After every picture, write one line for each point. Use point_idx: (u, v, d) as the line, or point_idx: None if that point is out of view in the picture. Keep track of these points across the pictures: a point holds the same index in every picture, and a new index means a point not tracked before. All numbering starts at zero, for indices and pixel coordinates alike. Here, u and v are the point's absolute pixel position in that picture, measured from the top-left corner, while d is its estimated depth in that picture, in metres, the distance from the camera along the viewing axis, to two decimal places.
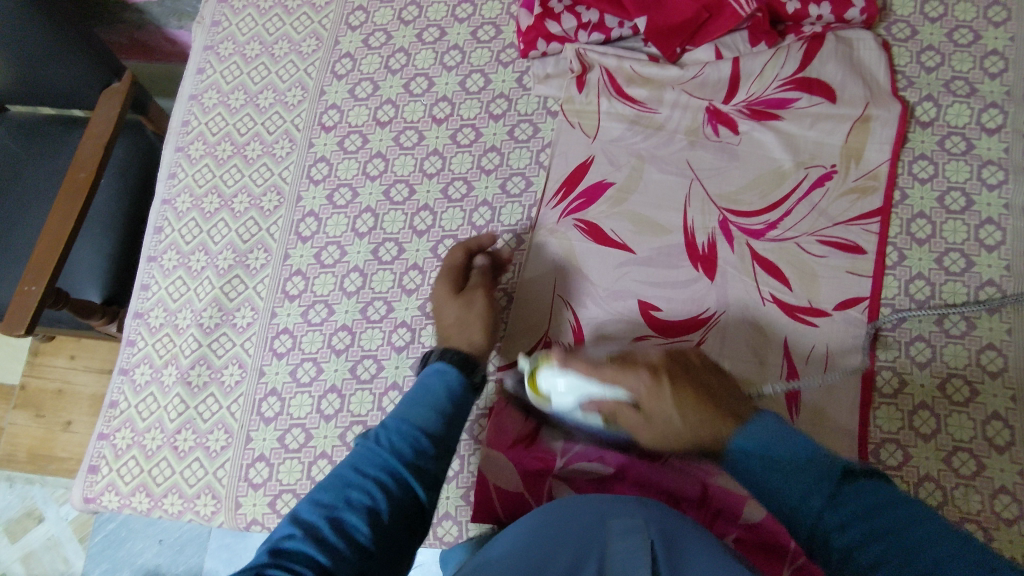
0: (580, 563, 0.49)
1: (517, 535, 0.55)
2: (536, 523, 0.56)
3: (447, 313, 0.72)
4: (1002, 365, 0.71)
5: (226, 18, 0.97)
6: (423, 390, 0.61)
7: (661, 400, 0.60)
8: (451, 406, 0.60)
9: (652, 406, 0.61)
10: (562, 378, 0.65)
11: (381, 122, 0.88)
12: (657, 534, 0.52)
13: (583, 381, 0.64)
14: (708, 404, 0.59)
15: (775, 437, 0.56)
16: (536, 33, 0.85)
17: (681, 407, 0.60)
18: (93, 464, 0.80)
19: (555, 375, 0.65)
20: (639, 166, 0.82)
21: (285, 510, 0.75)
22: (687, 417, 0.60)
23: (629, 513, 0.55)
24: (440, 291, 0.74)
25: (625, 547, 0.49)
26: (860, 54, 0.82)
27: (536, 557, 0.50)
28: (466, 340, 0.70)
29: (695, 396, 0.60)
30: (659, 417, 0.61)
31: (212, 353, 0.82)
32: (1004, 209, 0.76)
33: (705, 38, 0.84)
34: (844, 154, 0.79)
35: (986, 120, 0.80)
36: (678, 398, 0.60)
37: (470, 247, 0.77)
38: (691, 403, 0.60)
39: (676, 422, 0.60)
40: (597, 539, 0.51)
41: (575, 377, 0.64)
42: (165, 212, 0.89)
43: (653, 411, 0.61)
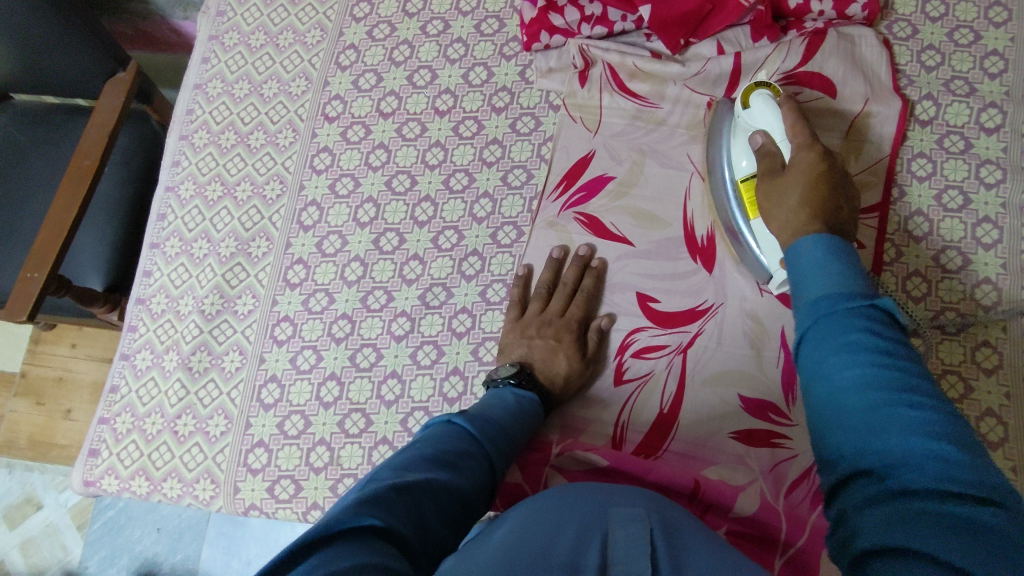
0: (582, 545, 0.49)
1: (518, 516, 0.55)
2: (536, 507, 0.56)
3: (572, 368, 0.73)
4: (997, 362, 0.72)
5: (231, 9, 0.98)
6: (507, 399, 0.67)
7: (803, 175, 0.63)
8: (524, 412, 0.66)
9: (796, 174, 0.64)
10: (767, 114, 0.69)
11: (384, 113, 0.89)
12: (657, 525, 0.52)
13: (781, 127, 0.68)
14: (823, 207, 0.61)
15: (831, 276, 0.51)
16: (539, 26, 0.86)
17: (807, 192, 0.62)
18: (93, 448, 0.81)
19: (766, 104, 0.70)
20: (639, 161, 0.82)
21: (283, 496, 0.75)
22: (804, 197, 0.62)
23: (630, 504, 0.55)
24: (569, 339, 0.74)
25: (627, 534, 0.50)
26: (862, 50, 0.83)
27: (538, 539, 0.49)
28: (563, 400, 0.74)
29: (824, 187, 0.63)
30: (788, 186, 0.63)
31: (213, 340, 0.83)
32: (1001, 208, 0.77)
33: (708, 32, 0.84)
34: (844, 150, 0.79)
35: (985, 119, 0.80)
36: (803, 196, 0.62)
37: (597, 280, 0.77)
38: (813, 197, 0.61)
39: (793, 196, 0.62)
40: (598, 524, 0.52)
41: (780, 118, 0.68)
42: (168, 200, 0.90)
43: (795, 167, 0.64)
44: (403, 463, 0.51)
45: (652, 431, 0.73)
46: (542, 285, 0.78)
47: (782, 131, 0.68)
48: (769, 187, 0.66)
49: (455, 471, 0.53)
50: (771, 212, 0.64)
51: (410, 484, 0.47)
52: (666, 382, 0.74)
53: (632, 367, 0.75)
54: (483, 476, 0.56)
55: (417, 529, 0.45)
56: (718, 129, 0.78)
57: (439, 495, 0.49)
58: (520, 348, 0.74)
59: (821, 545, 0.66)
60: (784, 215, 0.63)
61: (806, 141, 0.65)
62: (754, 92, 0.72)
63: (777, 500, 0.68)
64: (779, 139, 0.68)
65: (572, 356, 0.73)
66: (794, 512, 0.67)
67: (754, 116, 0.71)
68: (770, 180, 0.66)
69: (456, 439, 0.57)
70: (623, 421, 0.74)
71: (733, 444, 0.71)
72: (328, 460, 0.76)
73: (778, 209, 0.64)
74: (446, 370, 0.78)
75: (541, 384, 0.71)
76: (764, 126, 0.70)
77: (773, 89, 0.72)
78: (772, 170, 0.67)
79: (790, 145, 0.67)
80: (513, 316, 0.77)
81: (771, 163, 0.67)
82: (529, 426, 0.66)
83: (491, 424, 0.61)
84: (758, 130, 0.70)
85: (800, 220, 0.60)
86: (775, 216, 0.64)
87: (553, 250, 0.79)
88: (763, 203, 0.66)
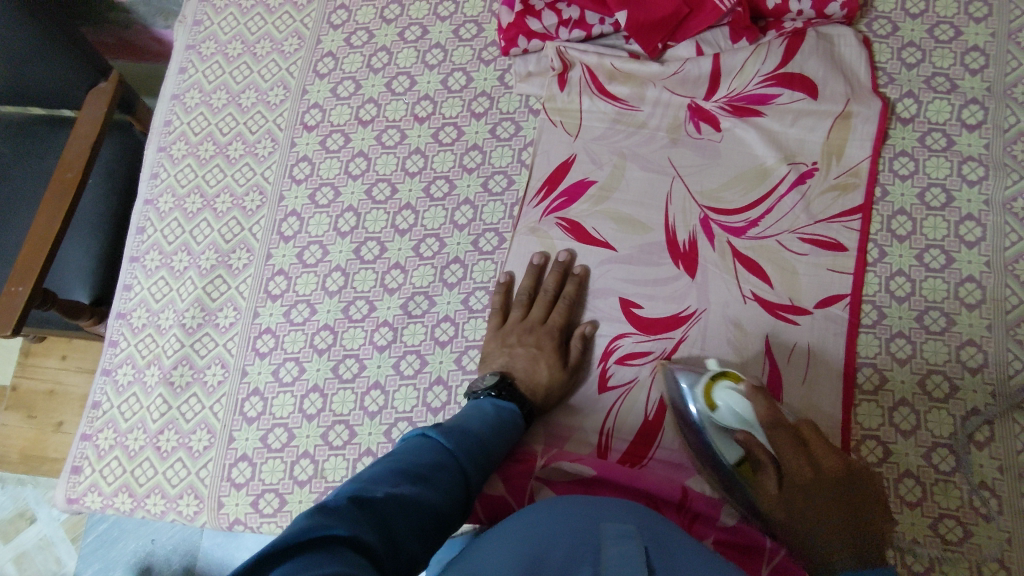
0: (574, 561, 0.48)
1: (505, 534, 0.54)
2: (526, 523, 0.55)
3: (553, 376, 0.73)
4: (981, 361, 0.71)
5: (208, 18, 0.97)
6: (486, 411, 0.66)
7: (813, 476, 0.61)
8: (503, 425, 0.66)
9: (799, 478, 0.61)
10: (743, 407, 0.65)
11: (363, 121, 0.88)
12: (649, 542, 0.52)
13: (752, 417, 0.65)
14: (835, 499, 0.59)
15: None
16: (517, 30, 0.85)
17: (826, 517, 0.59)
18: (76, 465, 0.80)
19: (743, 406, 0.65)
20: (621, 165, 0.82)
21: (268, 510, 0.75)
22: (818, 498, 0.60)
23: (622, 520, 0.55)
24: (550, 347, 0.74)
25: (618, 551, 0.49)
26: (842, 49, 0.82)
27: (529, 556, 0.49)
28: (545, 409, 0.74)
29: (833, 489, 0.60)
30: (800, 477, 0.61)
31: (195, 354, 0.82)
32: (984, 205, 0.77)
33: (687, 34, 0.84)
34: (825, 151, 0.79)
35: (966, 116, 0.80)
36: (821, 502, 0.59)
37: (579, 289, 0.77)
38: (834, 506, 0.59)
39: (811, 515, 0.59)
40: (589, 540, 0.51)
41: (748, 407, 0.65)
42: (147, 213, 0.89)
43: (787, 461, 0.62)
44: (373, 477, 0.50)
45: (637, 439, 0.73)
46: (521, 293, 0.78)
47: (759, 431, 0.65)
48: (771, 499, 0.62)
49: (427, 485, 0.53)
50: (786, 518, 0.61)
51: (378, 499, 0.47)
52: (650, 389, 0.73)
53: (616, 374, 0.74)
54: (458, 490, 0.55)
55: (385, 540, 0.45)
56: (673, 392, 0.70)
57: (410, 509, 0.49)
58: (501, 357, 0.74)
59: None
60: (812, 541, 0.59)
61: (784, 434, 0.63)
62: (714, 388, 0.67)
63: None
64: (758, 435, 0.64)
65: (554, 365, 0.73)
66: None
67: (727, 417, 0.66)
68: (766, 490, 0.62)
69: (429, 453, 0.56)
70: (608, 429, 0.73)
71: None
72: (312, 473, 0.75)
73: (790, 517, 0.61)
74: (429, 380, 0.77)
75: (523, 394, 0.71)
76: (740, 424, 0.65)
77: (731, 374, 0.68)
78: (768, 475, 0.62)
79: (767, 439, 0.64)
80: (494, 326, 0.77)
81: (758, 456, 0.63)
82: (509, 438, 0.66)
83: (468, 437, 0.61)
84: (737, 429, 0.65)
85: (822, 547, 0.58)
86: (796, 526, 0.60)
87: (533, 257, 0.79)
88: (775, 512, 0.62)
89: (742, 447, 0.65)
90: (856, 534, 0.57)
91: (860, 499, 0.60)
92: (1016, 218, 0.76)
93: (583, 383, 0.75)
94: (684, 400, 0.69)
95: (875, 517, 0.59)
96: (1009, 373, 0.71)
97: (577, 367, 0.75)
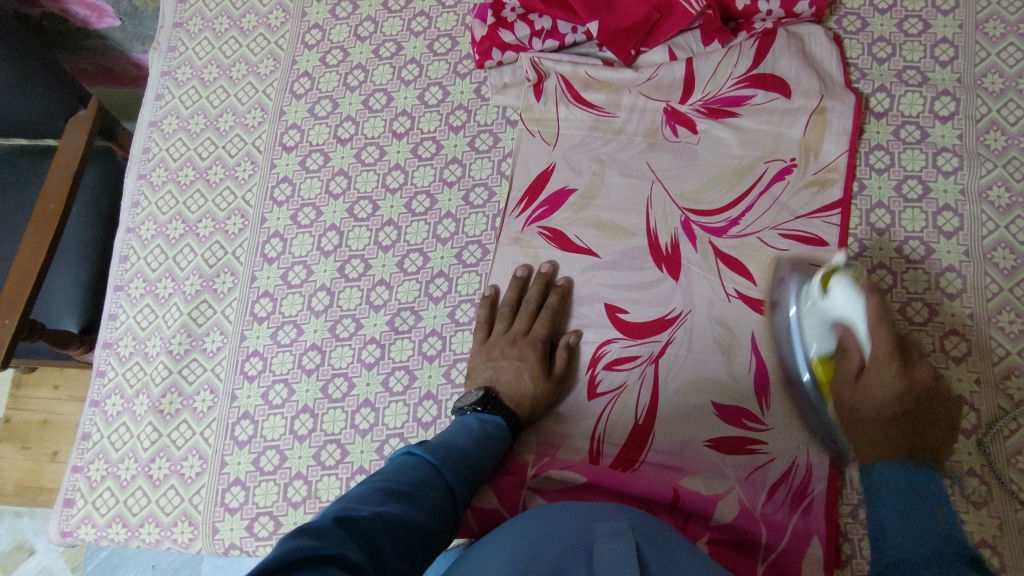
0: (566, 562, 0.49)
1: (493, 541, 0.55)
2: (515, 530, 0.55)
3: (538, 386, 0.73)
4: (965, 349, 0.72)
5: (182, 43, 0.97)
6: (471, 425, 0.67)
7: (886, 391, 0.67)
8: (489, 438, 0.66)
9: (880, 374, 0.67)
10: (856, 308, 0.67)
11: (342, 139, 0.89)
12: (641, 538, 0.53)
13: (863, 315, 0.67)
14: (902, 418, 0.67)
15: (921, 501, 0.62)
16: (490, 43, 0.86)
17: (895, 416, 0.67)
18: (67, 498, 0.80)
19: (856, 304, 0.67)
20: (600, 171, 0.82)
21: (263, 533, 0.75)
22: (887, 415, 0.67)
23: (614, 517, 0.56)
24: (533, 358, 0.74)
25: (611, 549, 0.50)
26: (812, 47, 0.83)
27: (523, 557, 0.50)
28: (533, 419, 0.74)
29: (907, 394, 0.68)
30: (882, 390, 0.67)
31: (183, 380, 0.82)
32: (960, 194, 0.77)
33: (659, 39, 0.84)
34: (802, 148, 0.80)
35: (938, 108, 0.81)
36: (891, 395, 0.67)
37: (563, 296, 0.77)
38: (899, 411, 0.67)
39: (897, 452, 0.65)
40: (583, 540, 0.52)
41: (863, 307, 0.66)
42: (129, 241, 0.89)
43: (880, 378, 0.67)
44: (357, 498, 0.51)
45: (628, 442, 0.73)
46: (505, 304, 0.78)
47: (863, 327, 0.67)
48: (852, 393, 0.69)
49: (411, 502, 0.53)
50: (849, 411, 0.68)
51: (361, 519, 0.47)
52: (638, 393, 0.74)
53: (604, 379, 0.75)
54: (443, 505, 0.56)
55: (371, 558, 0.45)
56: (782, 288, 0.75)
57: (395, 527, 0.49)
58: (487, 370, 0.74)
59: (803, 549, 0.67)
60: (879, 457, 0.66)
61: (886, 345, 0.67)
62: (834, 277, 0.68)
63: (756, 507, 0.68)
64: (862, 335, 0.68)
65: (538, 377, 0.73)
66: (773, 518, 0.68)
67: (838, 309, 0.68)
68: (848, 388, 0.69)
69: (413, 470, 0.57)
70: (598, 435, 0.73)
71: (709, 452, 0.71)
72: (307, 494, 0.75)
73: (854, 423, 0.68)
74: (419, 395, 0.77)
75: (509, 407, 0.71)
76: (845, 318, 0.68)
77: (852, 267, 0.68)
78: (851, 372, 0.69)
79: (873, 350, 0.67)
80: (479, 339, 0.77)
81: (847, 363, 0.69)
82: (496, 451, 0.67)
83: (453, 452, 0.62)
84: (842, 324, 0.69)
85: (879, 445, 0.67)
86: (863, 411, 0.68)
87: (517, 269, 0.79)
88: (842, 404, 0.69)
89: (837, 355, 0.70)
90: (911, 447, 0.66)
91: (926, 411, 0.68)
92: (992, 207, 0.77)
93: (569, 392, 0.76)
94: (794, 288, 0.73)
95: (933, 444, 0.67)
96: (992, 360, 0.72)
97: (562, 377, 0.75)
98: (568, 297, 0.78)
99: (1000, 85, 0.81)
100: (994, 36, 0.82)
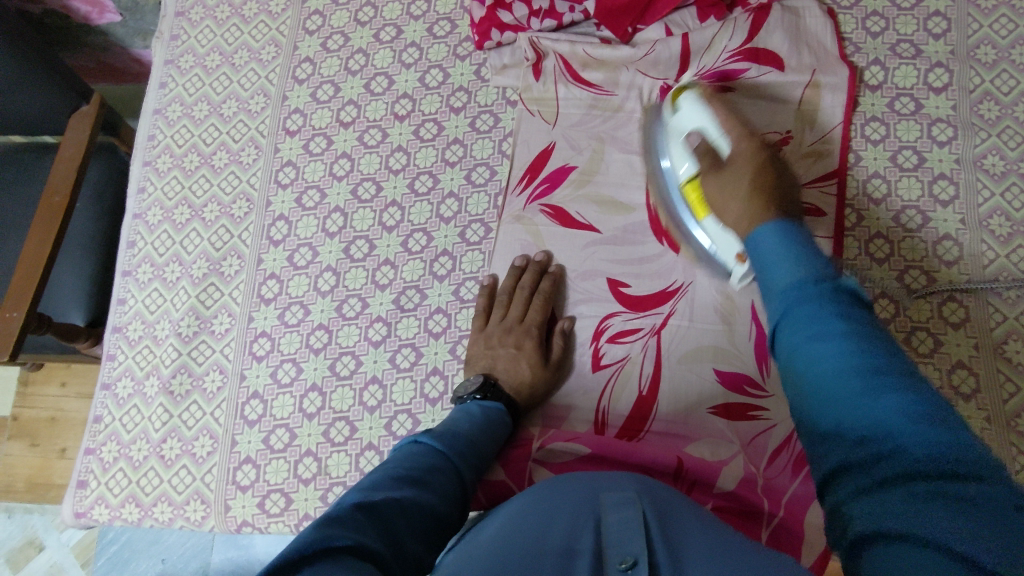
0: (577, 531, 0.50)
1: (507, 514, 0.56)
2: (525, 504, 0.56)
3: (536, 374, 0.74)
4: (963, 315, 0.74)
5: (184, 32, 0.98)
6: (473, 411, 0.68)
7: (747, 167, 0.68)
8: (490, 424, 0.68)
9: (744, 157, 0.68)
10: (698, 113, 0.73)
11: (345, 122, 0.90)
12: (649, 506, 0.53)
13: (711, 119, 0.72)
14: (768, 180, 0.66)
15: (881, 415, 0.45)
16: (489, 23, 0.87)
17: (754, 183, 0.66)
18: (81, 479, 0.81)
19: (699, 107, 0.73)
20: (600, 149, 0.83)
21: (275, 509, 0.76)
22: (751, 195, 0.65)
23: (622, 487, 0.57)
24: (530, 345, 0.75)
25: (619, 516, 0.51)
26: (807, 21, 0.84)
27: (534, 530, 0.51)
28: (533, 405, 0.75)
29: (764, 166, 0.68)
30: (740, 164, 0.68)
31: (193, 361, 0.83)
32: (955, 163, 0.79)
33: (655, 16, 0.85)
34: (798, 120, 0.81)
35: (932, 80, 0.82)
36: (749, 186, 0.66)
37: (558, 281, 0.78)
38: (754, 179, 0.67)
39: (740, 185, 0.67)
40: (591, 509, 0.53)
41: (708, 112, 0.72)
42: (136, 227, 0.90)
43: (737, 162, 0.69)
44: (370, 484, 0.51)
45: (633, 413, 0.74)
46: (502, 292, 0.79)
47: (712, 126, 0.71)
48: (715, 185, 0.70)
49: (424, 486, 0.54)
50: (723, 204, 0.68)
51: (381, 505, 0.48)
52: (642, 364, 0.75)
53: (608, 352, 0.76)
54: (453, 489, 0.57)
55: (389, 544, 0.45)
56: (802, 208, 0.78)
57: (410, 510, 0.50)
58: (484, 359, 0.75)
59: (803, 515, 0.67)
60: (733, 203, 0.67)
61: (738, 133, 0.70)
62: (684, 94, 0.75)
63: (758, 476, 0.69)
64: (715, 136, 0.71)
65: (534, 363, 0.74)
66: (774, 486, 0.69)
67: (687, 121, 0.74)
68: (715, 182, 0.70)
69: (422, 456, 0.58)
70: (603, 407, 0.75)
71: (712, 418, 0.73)
72: (317, 470, 0.76)
73: (726, 210, 0.68)
74: (426, 370, 0.79)
75: (508, 394, 0.72)
76: (695, 127, 0.73)
77: (700, 87, 0.76)
78: (715, 164, 0.71)
79: (726, 143, 0.70)
80: (477, 327, 0.78)
81: (709, 160, 0.71)
82: (499, 435, 0.68)
83: (459, 437, 0.63)
84: (695, 134, 0.73)
85: (743, 203, 0.65)
86: (727, 200, 0.68)
87: (514, 259, 0.80)
88: (716, 202, 0.69)
89: (697, 167, 0.73)
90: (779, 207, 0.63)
91: (792, 198, 0.66)
92: (986, 175, 0.78)
93: (568, 376, 0.77)
94: (663, 142, 0.79)
95: (794, 202, 0.66)
96: (990, 325, 0.73)
97: (559, 363, 0.76)
98: (561, 283, 0.79)
99: (993, 56, 0.82)
100: (986, 7, 0.83)
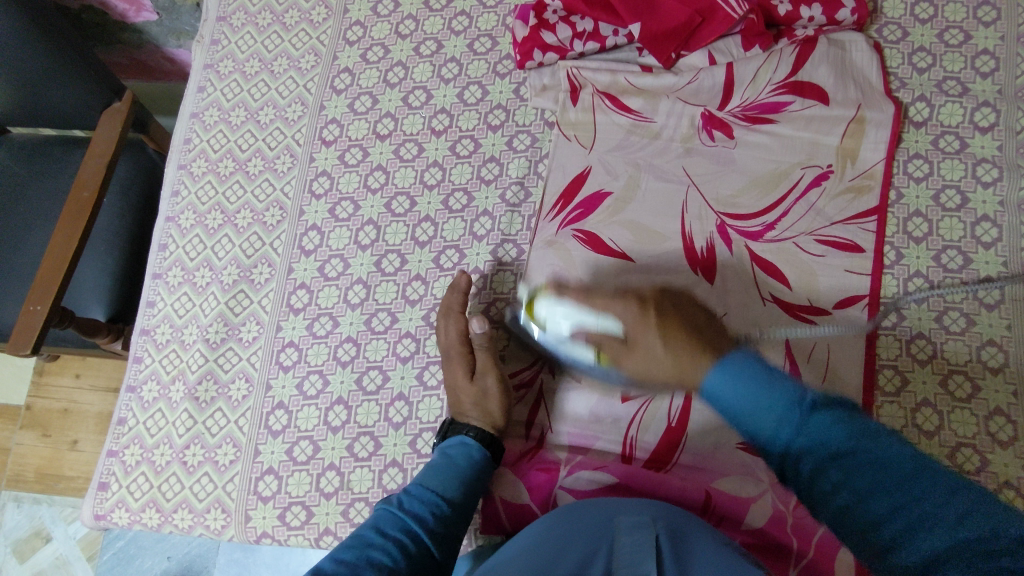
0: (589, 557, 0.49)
1: (521, 545, 0.55)
2: (539, 533, 0.56)
3: (475, 391, 0.73)
4: (1002, 361, 0.72)
5: (225, 37, 0.98)
6: (447, 458, 0.70)
7: (653, 330, 0.64)
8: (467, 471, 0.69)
9: (641, 328, 0.65)
10: (560, 311, 0.70)
11: (381, 134, 0.90)
12: (663, 530, 0.51)
13: (577, 310, 0.69)
14: (687, 337, 0.62)
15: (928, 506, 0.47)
16: (532, 43, 0.86)
17: (670, 343, 0.62)
18: (102, 481, 0.81)
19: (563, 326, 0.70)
20: (635, 175, 0.82)
21: (295, 522, 0.75)
22: (669, 346, 0.62)
23: (639, 512, 0.55)
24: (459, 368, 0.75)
25: (632, 540, 0.49)
26: (853, 55, 0.83)
27: (544, 559, 0.50)
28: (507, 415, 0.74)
29: (676, 327, 0.63)
30: (646, 345, 0.64)
31: (219, 368, 0.83)
32: (999, 206, 0.77)
33: (699, 43, 0.84)
34: (840, 154, 0.80)
35: (978, 119, 0.81)
36: (659, 331, 0.63)
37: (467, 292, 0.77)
38: (672, 336, 0.62)
39: (658, 348, 0.63)
40: (606, 536, 0.51)
41: (570, 306, 0.69)
42: (168, 230, 0.90)
43: (636, 335, 0.65)
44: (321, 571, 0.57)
45: (661, 443, 0.72)
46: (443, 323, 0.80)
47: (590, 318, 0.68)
48: (631, 361, 0.65)
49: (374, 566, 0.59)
50: (646, 368, 0.64)
51: None
52: (671, 397, 0.72)
53: None
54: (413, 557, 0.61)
55: None
56: (839, 244, 0.77)
57: None
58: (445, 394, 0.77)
59: (834, 555, 0.66)
60: (654, 362, 0.63)
61: (633, 321, 0.65)
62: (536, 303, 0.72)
63: (789, 512, 0.68)
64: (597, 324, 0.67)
65: (462, 386, 0.74)
66: (804, 525, 0.67)
67: (556, 323, 0.70)
68: (636, 355, 0.65)
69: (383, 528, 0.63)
70: (631, 437, 0.73)
71: (740, 454, 0.71)
72: (339, 485, 0.76)
73: (650, 364, 0.64)
74: None
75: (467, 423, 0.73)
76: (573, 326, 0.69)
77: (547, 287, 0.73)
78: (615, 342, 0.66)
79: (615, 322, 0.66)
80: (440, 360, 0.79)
81: (609, 341, 0.67)
82: (479, 475, 0.69)
83: (428, 497, 0.66)
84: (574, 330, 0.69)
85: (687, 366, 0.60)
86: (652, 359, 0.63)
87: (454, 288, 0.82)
88: (636, 360, 0.65)
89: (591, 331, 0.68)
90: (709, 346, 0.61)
91: (702, 333, 0.63)
92: None
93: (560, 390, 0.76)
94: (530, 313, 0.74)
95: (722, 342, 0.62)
96: None
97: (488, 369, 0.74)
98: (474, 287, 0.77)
99: None
100: None
